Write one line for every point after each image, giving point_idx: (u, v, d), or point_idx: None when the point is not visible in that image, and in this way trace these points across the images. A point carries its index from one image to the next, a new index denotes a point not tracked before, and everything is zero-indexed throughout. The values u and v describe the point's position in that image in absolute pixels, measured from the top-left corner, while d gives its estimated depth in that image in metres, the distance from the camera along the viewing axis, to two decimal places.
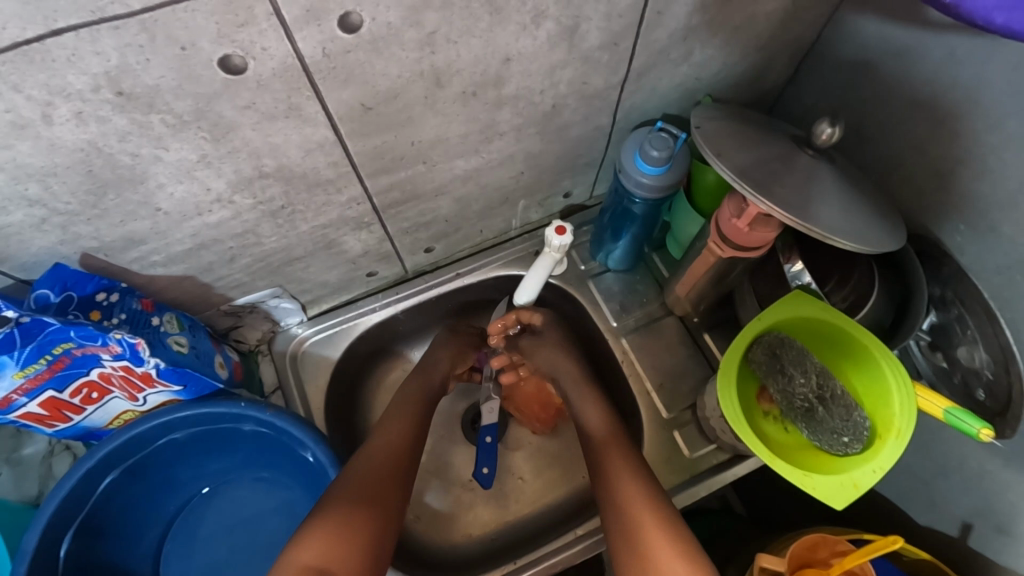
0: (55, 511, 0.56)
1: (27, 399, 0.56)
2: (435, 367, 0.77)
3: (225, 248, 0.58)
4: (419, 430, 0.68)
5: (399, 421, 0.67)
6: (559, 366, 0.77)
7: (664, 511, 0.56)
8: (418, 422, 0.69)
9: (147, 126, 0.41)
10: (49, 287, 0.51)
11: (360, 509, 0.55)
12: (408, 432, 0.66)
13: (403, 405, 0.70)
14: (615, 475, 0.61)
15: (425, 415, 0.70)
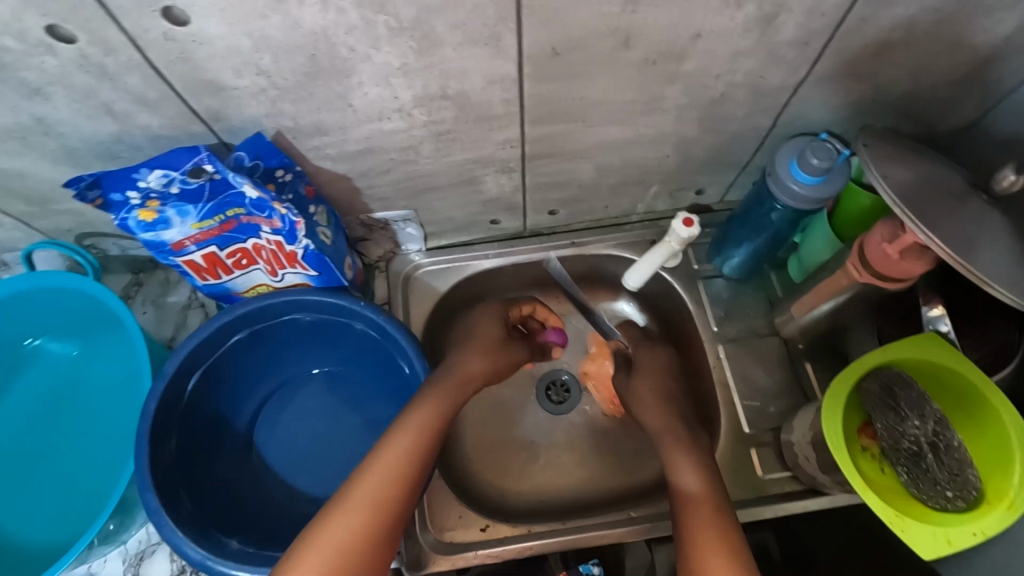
0: (189, 353, 0.64)
1: (195, 248, 0.64)
2: (460, 375, 0.70)
3: (385, 159, 0.63)
4: (409, 482, 0.58)
5: (384, 464, 0.59)
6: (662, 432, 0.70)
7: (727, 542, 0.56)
8: (420, 447, 0.61)
9: (372, 25, 0.46)
10: (247, 151, 0.57)
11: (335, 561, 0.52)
12: (388, 490, 0.57)
13: (399, 441, 0.60)
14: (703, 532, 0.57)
15: (431, 442, 0.62)
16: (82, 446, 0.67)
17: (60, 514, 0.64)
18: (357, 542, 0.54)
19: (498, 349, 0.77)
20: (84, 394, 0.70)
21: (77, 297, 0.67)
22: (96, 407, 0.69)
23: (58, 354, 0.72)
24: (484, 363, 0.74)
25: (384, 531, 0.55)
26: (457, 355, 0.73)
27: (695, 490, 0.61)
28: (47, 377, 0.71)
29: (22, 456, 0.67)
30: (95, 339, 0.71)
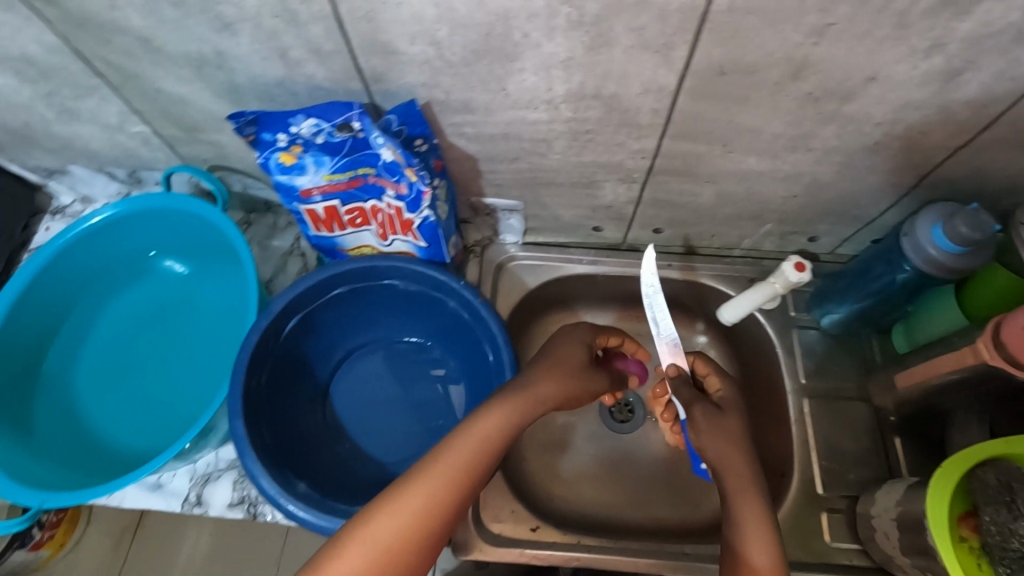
0: (294, 297, 0.67)
1: (320, 199, 0.67)
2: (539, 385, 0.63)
3: (517, 147, 0.64)
4: (472, 481, 0.55)
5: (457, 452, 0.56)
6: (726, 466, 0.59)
7: None
8: (492, 439, 0.58)
9: (554, 15, 0.47)
10: (397, 116, 0.59)
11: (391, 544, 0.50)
12: (436, 502, 0.53)
13: (456, 451, 0.56)
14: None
15: (504, 437, 0.59)
16: (180, 363, 0.72)
17: (154, 420, 0.70)
18: (395, 550, 0.50)
19: (581, 373, 0.67)
20: (190, 315, 0.74)
21: (201, 225, 0.71)
22: (197, 330, 0.73)
23: (173, 273, 0.77)
24: (565, 387, 0.65)
25: (424, 544, 0.52)
26: (535, 370, 0.65)
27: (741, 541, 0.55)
28: (161, 292, 0.76)
29: (129, 360, 0.73)
30: (208, 266, 0.76)
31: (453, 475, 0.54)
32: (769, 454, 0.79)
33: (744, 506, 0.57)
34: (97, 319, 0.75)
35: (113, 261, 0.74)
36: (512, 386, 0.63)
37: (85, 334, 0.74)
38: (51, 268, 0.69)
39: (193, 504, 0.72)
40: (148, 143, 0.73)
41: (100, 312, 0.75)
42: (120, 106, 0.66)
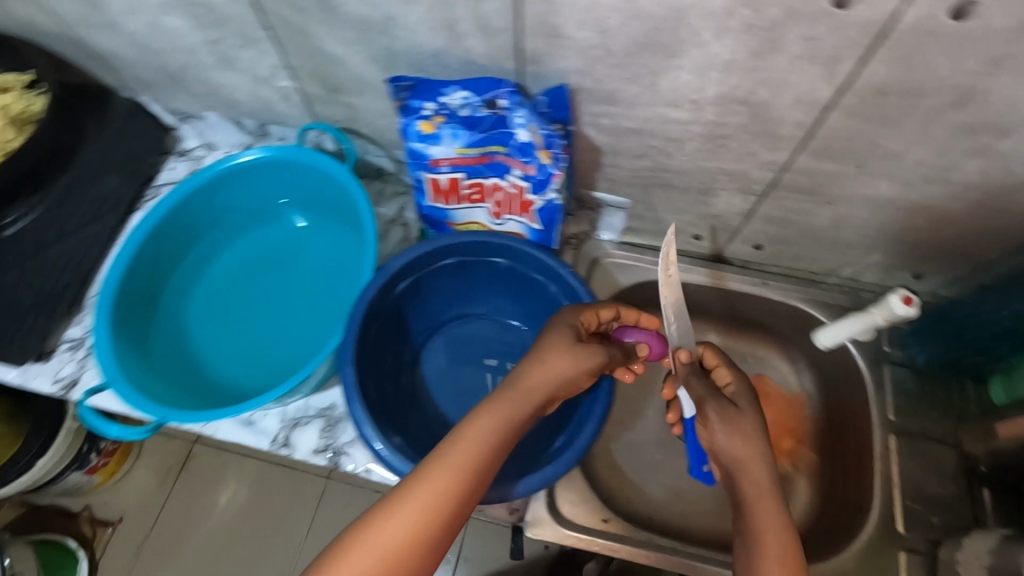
0: (409, 260, 0.70)
1: (446, 170, 0.69)
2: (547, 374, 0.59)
3: (646, 144, 0.65)
4: (482, 479, 0.53)
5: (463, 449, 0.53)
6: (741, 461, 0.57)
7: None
8: (500, 434, 0.55)
9: (730, 16, 0.48)
10: (546, 99, 0.61)
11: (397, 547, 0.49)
12: (435, 511, 0.50)
13: (462, 446, 0.53)
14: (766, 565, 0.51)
15: (512, 428, 0.56)
16: (288, 309, 0.76)
17: (267, 356, 0.74)
18: (405, 551, 0.49)
19: (576, 354, 0.60)
20: (304, 263, 0.79)
21: (325, 181, 0.74)
22: (312, 277, 0.78)
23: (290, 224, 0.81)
24: (567, 374, 0.60)
25: (425, 557, 0.50)
26: (532, 361, 0.60)
27: (758, 527, 0.53)
28: (279, 240, 0.80)
29: (246, 299, 0.77)
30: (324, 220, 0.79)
31: (452, 484, 0.51)
32: (847, 486, 0.77)
33: (761, 500, 0.55)
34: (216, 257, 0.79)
35: (237, 205, 0.78)
36: (511, 384, 0.58)
37: (204, 269, 0.78)
38: (185, 204, 0.73)
39: (280, 445, 0.75)
40: (288, 99, 0.76)
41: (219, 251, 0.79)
42: (275, 60, 0.69)
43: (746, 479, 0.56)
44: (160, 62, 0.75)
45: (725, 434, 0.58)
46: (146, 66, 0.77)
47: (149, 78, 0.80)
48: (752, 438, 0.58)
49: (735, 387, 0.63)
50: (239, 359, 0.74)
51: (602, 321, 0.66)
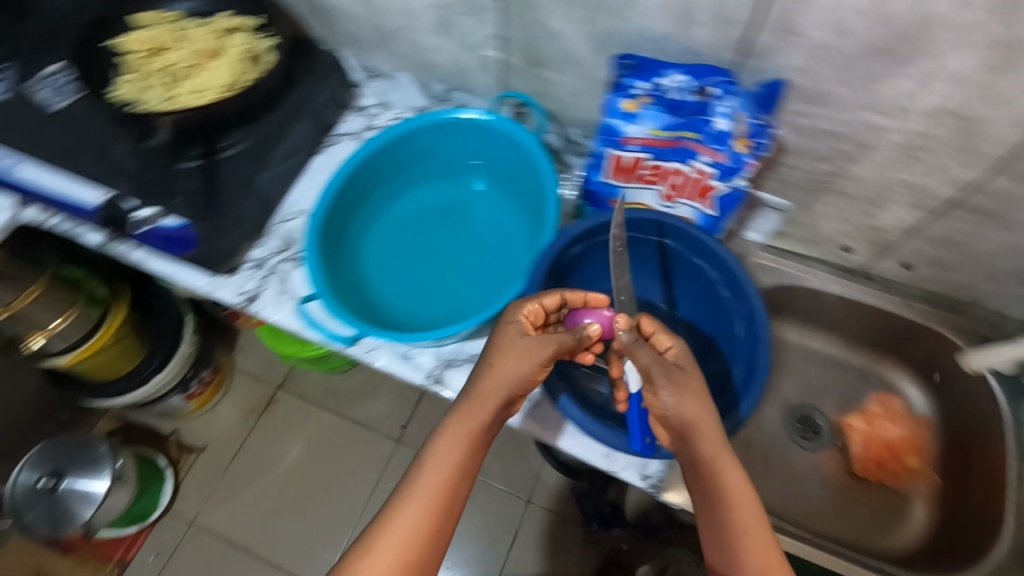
0: (591, 225, 0.75)
1: (635, 150, 0.73)
2: (505, 372, 0.63)
3: (836, 148, 0.69)
4: (466, 471, 0.61)
5: (450, 444, 0.61)
6: (695, 422, 0.60)
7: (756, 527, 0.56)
8: (478, 430, 0.62)
9: (980, 28, 0.52)
10: (765, 90, 0.66)
11: (412, 536, 0.57)
12: (442, 496, 0.59)
13: (447, 442, 0.61)
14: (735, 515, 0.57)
15: (489, 424, 0.63)
16: (460, 257, 0.83)
17: (438, 296, 0.81)
18: (425, 534, 0.57)
19: (527, 349, 0.64)
20: (477, 218, 0.85)
21: (514, 147, 0.80)
22: (484, 231, 0.85)
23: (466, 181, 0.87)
24: (521, 374, 0.64)
25: (432, 542, 0.58)
26: (485, 367, 0.64)
27: (720, 479, 0.58)
28: (455, 194, 0.87)
29: (421, 243, 0.84)
30: (500, 182, 0.85)
31: (445, 475, 0.60)
32: (969, 511, 0.80)
33: (722, 464, 0.59)
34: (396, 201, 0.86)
35: (424, 156, 0.84)
36: (472, 391, 0.64)
37: (385, 211, 0.85)
38: (385, 149, 0.79)
39: (433, 381, 0.81)
40: (486, 68, 0.83)
41: (399, 196, 0.86)
42: (493, 30, 0.76)
43: (700, 439, 0.60)
44: (379, 21, 0.83)
45: (672, 395, 0.61)
46: (363, 23, 0.85)
47: (359, 35, 0.88)
48: (699, 413, 0.60)
49: (677, 351, 0.65)
50: (412, 295, 0.81)
51: (548, 310, 0.68)
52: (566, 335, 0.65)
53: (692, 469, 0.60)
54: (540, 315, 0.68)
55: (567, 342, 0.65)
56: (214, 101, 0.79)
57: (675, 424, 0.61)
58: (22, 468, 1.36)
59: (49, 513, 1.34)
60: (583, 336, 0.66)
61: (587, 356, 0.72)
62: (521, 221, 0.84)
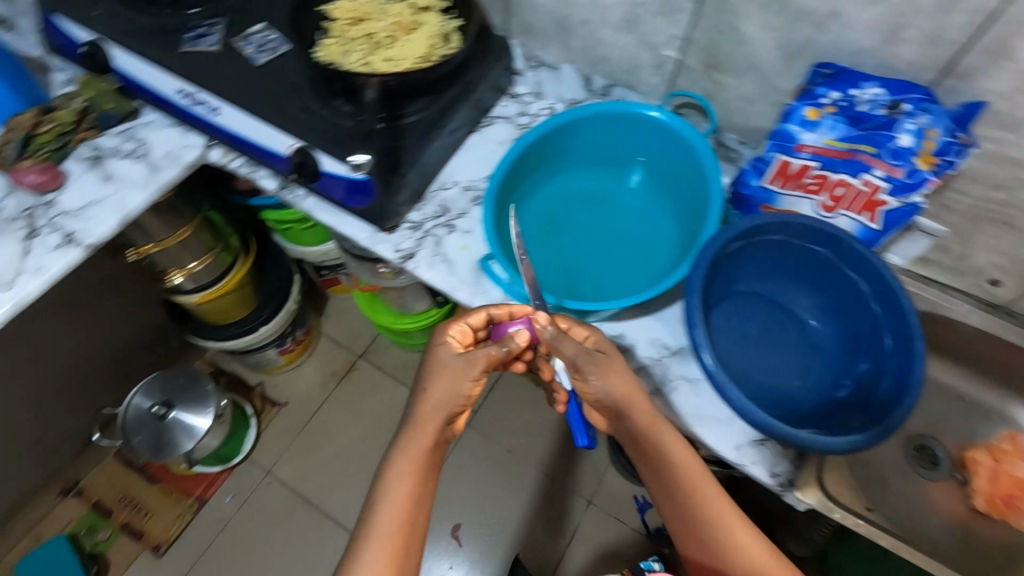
0: (755, 223, 0.76)
1: (804, 156, 0.76)
2: (438, 401, 0.76)
3: (1015, 174, 0.71)
4: (425, 472, 0.75)
5: (400, 476, 0.74)
6: (630, 396, 0.75)
7: (695, 475, 0.76)
8: (429, 442, 0.76)
9: None
10: (962, 111, 0.69)
11: (392, 544, 0.71)
12: (412, 498, 0.73)
13: (405, 458, 0.74)
14: (682, 466, 0.76)
15: (439, 423, 0.76)
16: (608, 242, 0.87)
17: (587, 277, 0.85)
18: (403, 535, 0.72)
19: (455, 368, 0.76)
20: (623, 206, 0.89)
21: (681, 146, 0.83)
22: (637, 223, 0.88)
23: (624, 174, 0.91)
24: (452, 391, 0.76)
25: (414, 534, 0.73)
26: (421, 393, 0.77)
27: (658, 437, 0.75)
28: (611, 184, 0.91)
29: (574, 225, 0.88)
30: (660, 179, 0.88)
31: (415, 472, 0.74)
32: None
33: (669, 434, 0.75)
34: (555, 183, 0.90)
35: (590, 144, 0.88)
36: (412, 417, 0.77)
37: (543, 191, 0.90)
38: (557, 131, 0.84)
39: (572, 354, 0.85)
40: (659, 67, 0.88)
41: (558, 179, 0.91)
42: (680, 31, 0.81)
43: (641, 414, 0.75)
44: (564, 13, 0.89)
45: (602, 382, 0.75)
46: (546, 14, 0.91)
47: (537, 25, 0.94)
48: (625, 376, 0.75)
49: (595, 336, 0.76)
50: (561, 271, 0.85)
51: (475, 326, 0.80)
52: (495, 346, 0.75)
53: (636, 437, 0.77)
54: (469, 333, 0.80)
55: (496, 352, 0.75)
56: (414, 67, 0.87)
57: (610, 400, 0.76)
58: (135, 393, 1.47)
59: (154, 438, 1.43)
60: (512, 345, 0.75)
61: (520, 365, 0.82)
62: (676, 218, 0.87)
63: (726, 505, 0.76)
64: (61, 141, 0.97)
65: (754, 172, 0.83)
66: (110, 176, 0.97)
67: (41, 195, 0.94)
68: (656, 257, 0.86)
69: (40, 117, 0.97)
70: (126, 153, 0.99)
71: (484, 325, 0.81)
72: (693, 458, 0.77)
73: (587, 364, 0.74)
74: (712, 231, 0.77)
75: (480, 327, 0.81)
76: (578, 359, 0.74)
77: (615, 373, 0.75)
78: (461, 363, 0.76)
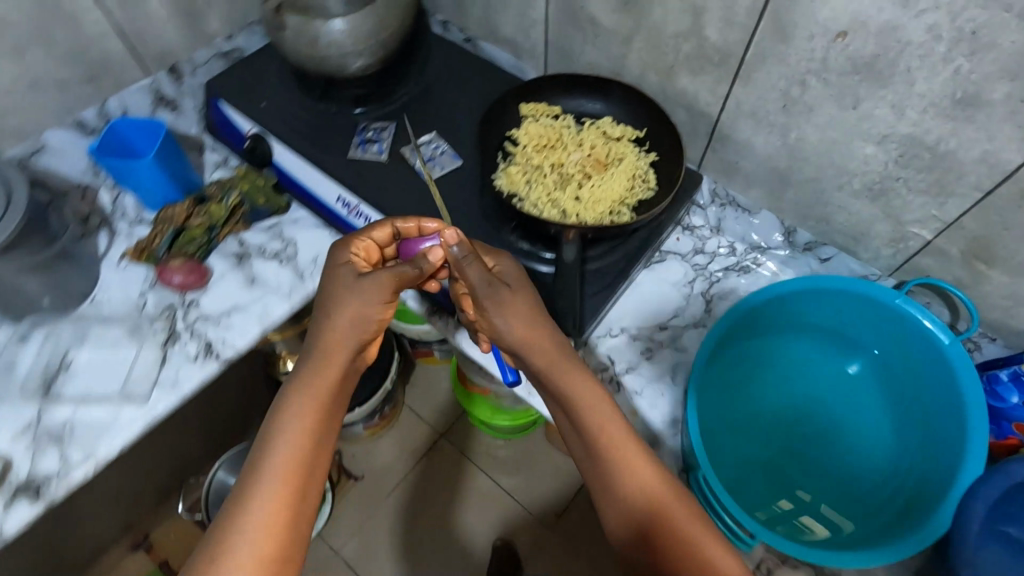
0: None
1: None
2: (336, 340, 0.63)
3: None
4: (317, 434, 0.59)
5: (281, 433, 0.58)
6: (528, 341, 0.64)
7: (610, 426, 0.62)
8: (324, 401, 0.60)
9: None
10: None
11: (268, 524, 0.54)
12: (297, 459, 0.57)
13: (284, 420, 0.58)
14: (595, 413, 0.62)
15: (337, 369, 0.62)
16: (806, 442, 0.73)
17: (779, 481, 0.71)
18: (283, 514, 0.55)
19: (354, 292, 0.64)
20: (823, 397, 0.76)
21: (928, 348, 0.68)
22: (851, 420, 0.75)
23: (839, 356, 0.77)
24: (354, 326, 0.63)
25: (310, 485, 0.57)
26: (316, 332, 0.64)
27: (547, 361, 0.64)
28: (820, 365, 0.78)
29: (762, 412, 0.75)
30: (887, 378, 0.73)
31: (303, 427, 0.58)
32: None
33: (574, 374, 0.64)
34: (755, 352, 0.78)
35: (805, 317, 0.76)
36: (303, 359, 0.63)
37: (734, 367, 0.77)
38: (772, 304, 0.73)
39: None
40: (898, 241, 0.74)
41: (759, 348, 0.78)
42: (945, 214, 0.67)
43: (536, 352, 0.64)
44: (787, 166, 0.77)
45: (504, 320, 0.65)
46: (762, 161, 0.79)
47: (744, 168, 0.83)
48: (527, 311, 0.66)
49: (501, 264, 0.70)
50: (753, 463, 0.72)
51: (380, 243, 0.73)
52: (407, 266, 0.66)
53: (542, 382, 0.65)
54: (375, 250, 0.73)
55: (407, 274, 0.66)
56: (612, 213, 0.77)
57: (508, 344, 0.66)
58: (221, 465, 1.39)
59: None
60: (425, 264, 0.68)
61: (433, 283, 0.78)
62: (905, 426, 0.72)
63: (653, 471, 0.61)
64: (209, 235, 0.92)
65: (1016, 386, 0.67)
66: (255, 280, 0.91)
67: (183, 295, 0.88)
68: (877, 470, 0.71)
69: (192, 209, 0.92)
70: (271, 255, 0.93)
71: (392, 244, 0.75)
72: (601, 398, 0.63)
73: (490, 296, 0.65)
74: (975, 471, 0.61)
75: (387, 244, 0.74)
76: (481, 293, 0.65)
77: (525, 317, 0.65)
78: (369, 279, 0.64)
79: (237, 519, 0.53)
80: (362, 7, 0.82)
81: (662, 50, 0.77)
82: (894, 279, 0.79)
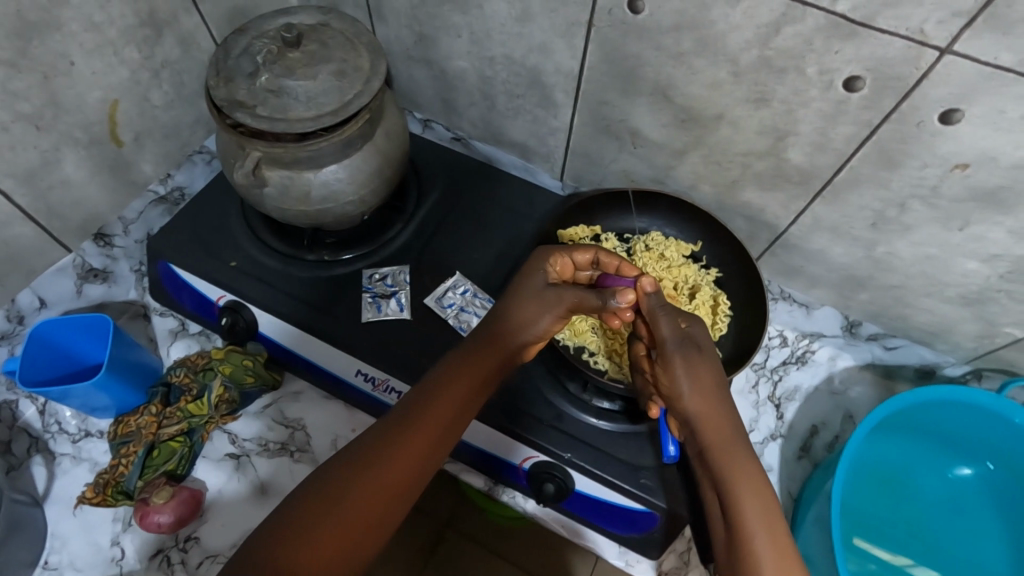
0: None
1: None
2: (513, 321, 0.60)
3: None
4: (466, 410, 0.58)
5: (442, 394, 0.57)
6: (703, 414, 0.54)
7: (759, 508, 0.50)
8: (478, 390, 0.58)
9: None
10: None
11: (383, 471, 0.52)
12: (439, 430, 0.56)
13: (445, 387, 0.57)
14: (739, 480, 0.51)
15: (501, 358, 0.60)
16: (898, 533, 0.71)
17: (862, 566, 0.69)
18: (404, 475, 0.53)
19: (541, 298, 0.61)
20: (926, 502, 0.73)
21: None
22: (953, 530, 0.71)
23: (950, 458, 0.74)
24: (530, 320, 0.60)
25: (439, 454, 0.56)
26: (500, 308, 0.62)
27: (710, 424, 0.54)
28: (933, 462, 0.74)
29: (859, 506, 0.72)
30: (1001, 493, 0.71)
31: (463, 400, 0.57)
32: None
33: (728, 451, 0.52)
34: (879, 443, 0.74)
35: (939, 423, 0.71)
36: (478, 333, 0.61)
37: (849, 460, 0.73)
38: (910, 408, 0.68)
39: None
40: (985, 336, 0.71)
41: (881, 442, 0.74)
42: None
43: (706, 425, 0.54)
44: (866, 274, 0.72)
45: (684, 381, 0.55)
46: (835, 267, 0.74)
47: (812, 270, 0.76)
48: (709, 385, 0.55)
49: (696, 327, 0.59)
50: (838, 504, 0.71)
51: (578, 265, 0.64)
52: (593, 294, 0.58)
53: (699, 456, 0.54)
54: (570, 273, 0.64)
55: (589, 300, 0.59)
56: None
57: (679, 413, 0.56)
58: None
59: None
60: (614, 303, 0.57)
61: (616, 322, 0.61)
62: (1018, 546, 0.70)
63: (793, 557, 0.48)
64: (191, 440, 0.72)
65: None
66: (265, 488, 0.72)
67: (176, 533, 0.69)
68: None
69: (163, 412, 0.72)
70: (277, 448, 0.74)
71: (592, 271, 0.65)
72: (758, 477, 0.51)
73: (677, 354, 0.56)
74: None
75: (585, 271, 0.65)
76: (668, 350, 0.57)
77: (705, 387, 0.55)
78: (560, 293, 0.60)
79: (360, 466, 0.52)
80: (361, 148, 0.66)
81: (726, 166, 0.68)
82: (968, 367, 0.77)
